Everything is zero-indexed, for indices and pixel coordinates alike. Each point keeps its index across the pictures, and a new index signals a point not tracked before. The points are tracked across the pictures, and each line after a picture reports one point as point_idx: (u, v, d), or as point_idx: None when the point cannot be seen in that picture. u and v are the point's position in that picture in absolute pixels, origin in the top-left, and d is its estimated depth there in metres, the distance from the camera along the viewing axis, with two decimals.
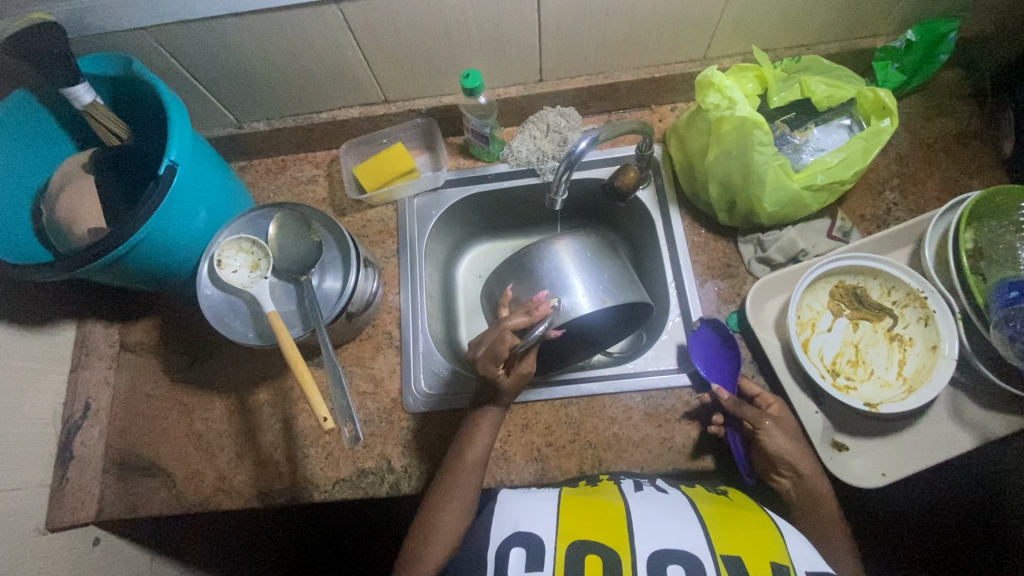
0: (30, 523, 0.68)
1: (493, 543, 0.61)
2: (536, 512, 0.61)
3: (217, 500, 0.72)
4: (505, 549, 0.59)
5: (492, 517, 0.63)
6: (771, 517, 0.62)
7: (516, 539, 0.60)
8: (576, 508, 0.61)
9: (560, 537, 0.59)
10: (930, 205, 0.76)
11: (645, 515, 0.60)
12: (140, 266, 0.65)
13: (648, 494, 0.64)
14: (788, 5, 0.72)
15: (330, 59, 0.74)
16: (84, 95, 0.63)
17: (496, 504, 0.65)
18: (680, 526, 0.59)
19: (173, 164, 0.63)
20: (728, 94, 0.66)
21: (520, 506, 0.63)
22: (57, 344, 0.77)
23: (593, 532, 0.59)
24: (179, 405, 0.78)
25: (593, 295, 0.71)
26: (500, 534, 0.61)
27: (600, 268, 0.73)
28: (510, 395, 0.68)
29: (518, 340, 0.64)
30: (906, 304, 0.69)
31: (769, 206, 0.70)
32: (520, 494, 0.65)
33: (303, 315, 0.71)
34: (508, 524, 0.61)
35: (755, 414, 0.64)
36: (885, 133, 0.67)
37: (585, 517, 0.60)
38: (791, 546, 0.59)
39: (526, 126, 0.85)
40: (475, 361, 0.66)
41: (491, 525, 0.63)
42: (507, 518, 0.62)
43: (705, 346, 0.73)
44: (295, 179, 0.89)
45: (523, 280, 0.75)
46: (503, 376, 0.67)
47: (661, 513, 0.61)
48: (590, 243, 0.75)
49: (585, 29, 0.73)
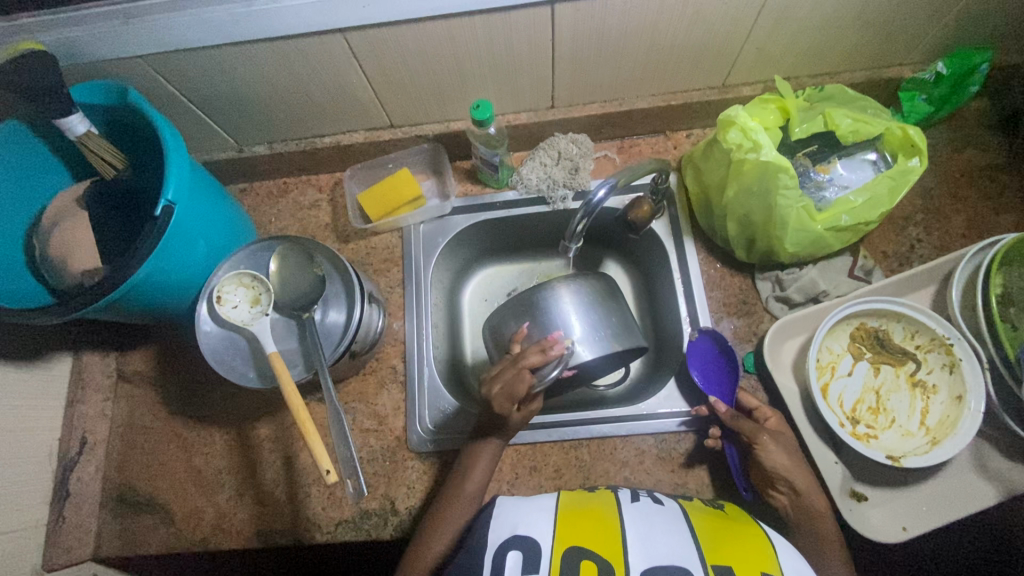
0: (26, 563, 0.67)
1: (489, 548, 0.56)
2: (534, 517, 0.58)
3: (216, 539, 0.71)
4: (501, 552, 0.55)
5: (490, 520, 0.59)
6: (765, 531, 0.58)
7: (512, 542, 0.55)
8: (573, 515, 0.58)
9: (556, 542, 0.54)
10: (955, 242, 0.73)
11: (641, 524, 0.57)
12: (138, 305, 0.63)
13: (644, 505, 0.60)
14: (813, 34, 0.69)
15: (333, 84, 0.71)
16: (78, 125, 0.60)
17: (494, 508, 0.61)
18: (674, 539, 0.55)
19: (170, 204, 0.61)
20: (751, 136, 0.64)
21: (518, 510, 0.59)
22: (55, 377, 0.75)
23: (589, 540, 0.55)
24: (179, 439, 0.76)
25: (603, 340, 0.69)
26: (497, 538, 0.56)
27: (607, 313, 0.71)
28: (517, 427, 0.66)
29: (530, 385, 0.62)
30: (930, 350, 0.67)
31: (790, 247, 0.67)
32: (519, 500, 0.61)
33: (305, 354, 0.69)
34: (506, 527, 0.57)
35: (759, 447, 0.63)
36: (914, 172, 0.64)
37: (581, 522, 0.57)
38: (784, 559, 0.54)
39: (536, 153, 0.82)
40: (490, 398, 0.62)
41: (487, 530, 0.58)
42: (505, 522, 0.58)
43: (699, 357, 0.72)
44: (298, 204, 0.86)
45: (539, 318, 0.71)
46: (515, 411, 0.65)
47: (656, 522, 0.57)
48: (593, 288, 0.72)
49: (601, 57, 0.70)
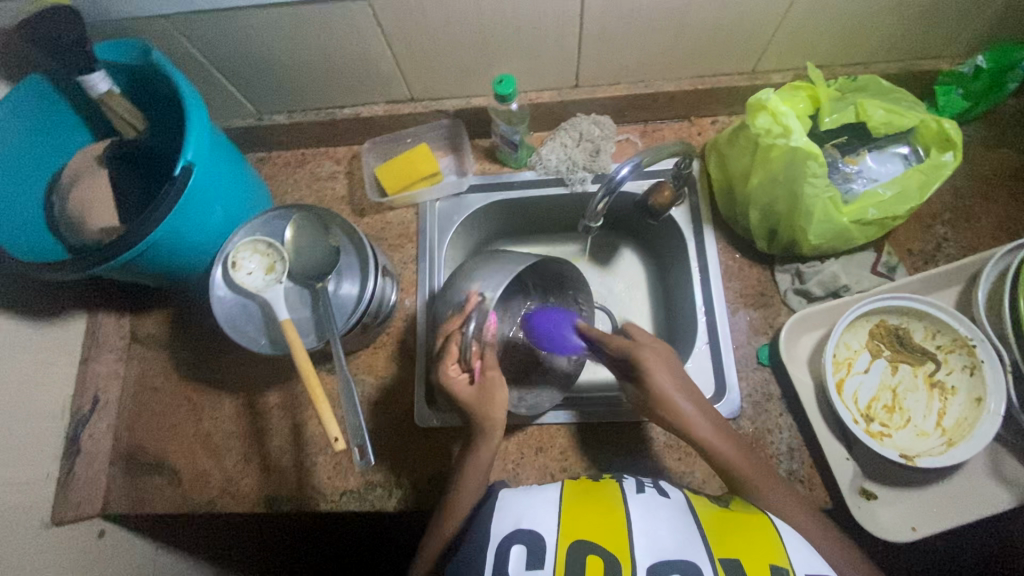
0: (35, 515, 0.68)
1: (492, 542, 0.55)
2: (538, 509, 0.57)
3: (221, 502, 0.71)
4: (504, 546, 0.54)
5: (493, 513, 0.59)
6: (772, 518, 0.57)
7: (517, 537, 0.54)
8: (578, 507, 0.56)
9: (561, 536, 0.53)
10: (983, 243, 0.71)
11: (646, 518, 0.55)
12: (152, 265, 0.63)
13: (650, 497, 0.58)
14: (851, 20, 0.67)
15: (355, 53, 0.70)
16: (100, 84, 0.60)
17: (498, 500, 0.60)
18: (681, 535, 0.54)
19: (190, 164, 0.61)
20: (781, 120, 0.62)
21: (522, 504, 0.58)
22: (69, 335, 0.76)
23: (594, 533, 0.53)
24: (189, 403, 0.77)
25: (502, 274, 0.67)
26: (500, 531, 0.56)
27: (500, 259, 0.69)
28: (500, 413, 0.64)
29: (461, 346, 0.64)
30: (951, 350, 0.66)
31: (813, 238, 0.66)
32: (520, 493, 0.60)
33: (317, 324, 0.69)
34: (509, 520, 0.56)
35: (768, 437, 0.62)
36: (947, 167, 0.62)
37: (586, 515, 0.55)
38: (791, 548, 0.53)
39: (558, 133, 0.81)
40: (442, 375, 0.63)
41: (490, 520, 0.58)
42: (508, 515, 0.57)
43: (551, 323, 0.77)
44: (315, 174, 0.85)
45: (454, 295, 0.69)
46: (467, 385, 0.64)
47: (662, 517, 0.56)
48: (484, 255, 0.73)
49: (629, 36, 0.69)
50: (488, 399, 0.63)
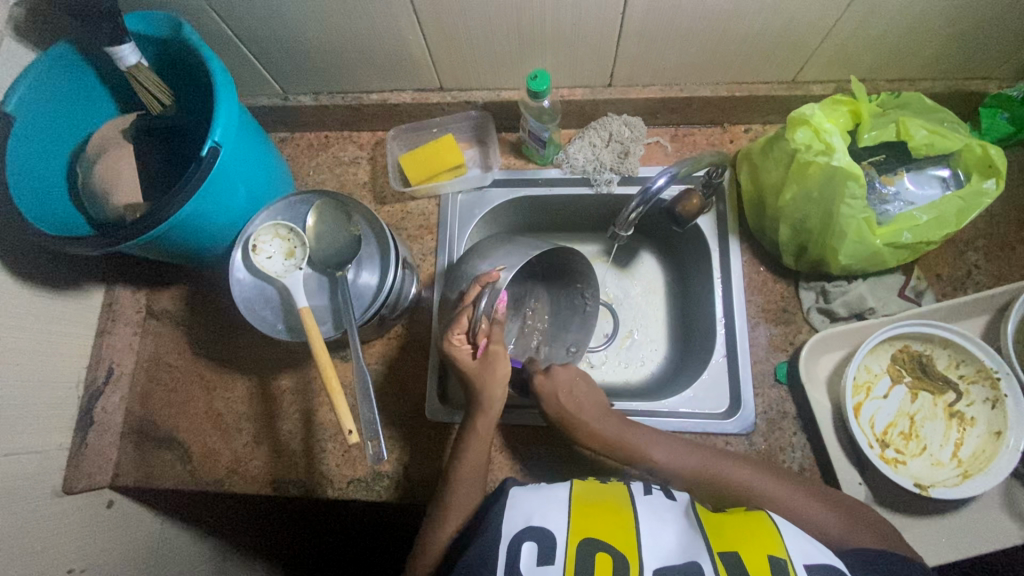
0: (48, 483, 0.68)
1: (501, 540, 0.54)
2: (547, 506, 0.56)
3: (229, 482, 0.72)
4: (514, 545, 0.53)
5: (502, 513, 0.57)
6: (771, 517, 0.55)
7: (526, 534, 0.53)
8: (588, 504, 0.56)
9: (570, 532, 0.53)
10: (1015, 273, 0.70)
11: (654, 521, 0.55)
12: (175, 243, 0.63)
13: (657, 499, 0.58)
14: (899, 36, 0.65)
15: (387, 37, 0.69)
16: (129, 57, 0.59)
17: (507, 499, 0.59)
18: (686, 539, 0.53)
19: (217, 146, 0.59)
20: (824, 138, 0.61)
21: (533, 501, 0.57)
22: (88, 307, 0.76)
23: (604, 532, 0.53)
24: (202, 381, 0.77)
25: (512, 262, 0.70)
26: (509, 529, 0.55)
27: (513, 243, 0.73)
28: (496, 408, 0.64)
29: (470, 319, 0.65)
30: (974, 381, 0.65)
31: (844, 258, 0.65)
32: (530, 491, 0.59)
33: (335, 313, 0.68)
34: (519, 518, 0.55)
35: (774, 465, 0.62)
36: (987, 196, 0.61)
37: (596, 515, 0.55)
38: (790, 539, 0.52)
39: (586, 132, 0.79)
40: (445, 343, 0.65)
41: (500, 522, 0.56)
42: (518, 512, 0.56)
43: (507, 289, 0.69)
44: (337, 159, 0.84)
45: (461, 273, 0.72)
46: (470, 359, 0.64)
47: (668, 519, 0.55)
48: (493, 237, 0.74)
49: (670, 38, 0.67)
50: (489, 374, 0.63)
